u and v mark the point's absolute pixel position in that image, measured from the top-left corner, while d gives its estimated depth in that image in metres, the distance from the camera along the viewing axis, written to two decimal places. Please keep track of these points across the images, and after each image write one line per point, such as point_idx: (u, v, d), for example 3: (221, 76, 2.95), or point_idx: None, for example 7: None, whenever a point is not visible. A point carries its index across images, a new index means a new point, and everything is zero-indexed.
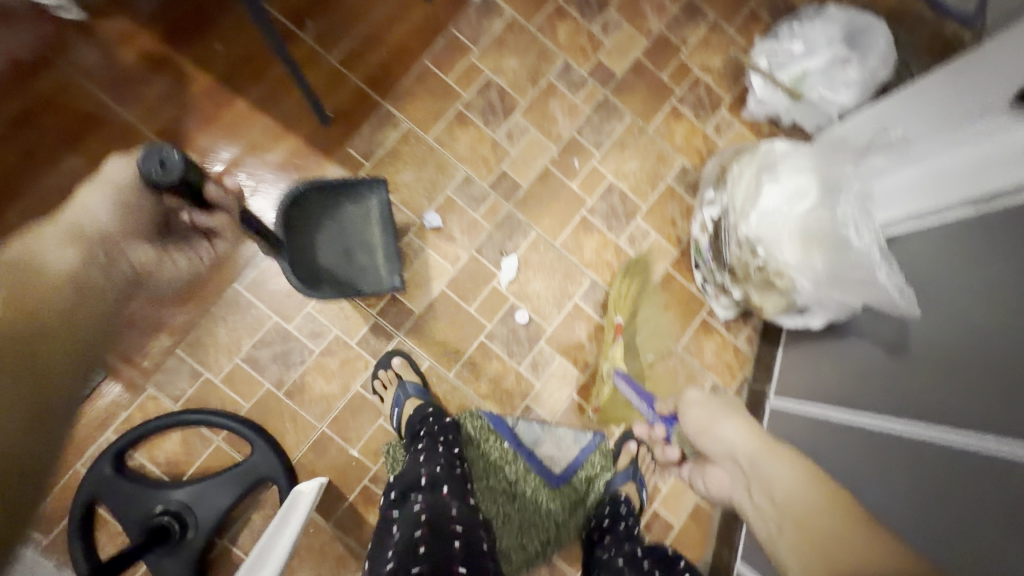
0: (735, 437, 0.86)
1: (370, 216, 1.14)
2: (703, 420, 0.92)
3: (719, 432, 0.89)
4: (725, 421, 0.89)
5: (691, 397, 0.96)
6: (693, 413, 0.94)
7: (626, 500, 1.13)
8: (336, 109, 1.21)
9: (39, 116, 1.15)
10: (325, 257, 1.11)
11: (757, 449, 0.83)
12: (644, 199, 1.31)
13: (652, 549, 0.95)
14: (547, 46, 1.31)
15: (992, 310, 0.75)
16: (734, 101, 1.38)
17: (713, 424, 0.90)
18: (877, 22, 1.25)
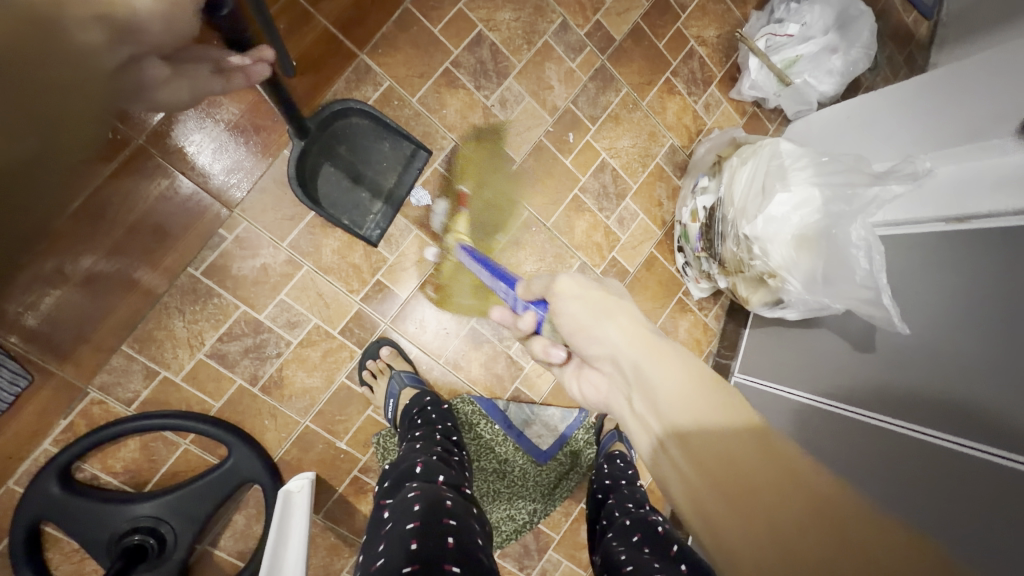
0: (625, 338, 0.63)
1: (391, 167, 1.05)
2: (583, 312, 0.65)
3: (602, 332, 0.64)
4: (608, 318, 0.64)
5: (568, 278, 0.67)
6: (572, 308, 0.66)
7: (620, 454, 1.13)
8: (302, 57, 1.02)
9: None
10: (326, 180, 1.01)
11: (650, 350, 0.61)
12: (634, 178, 1.29)
13: (640, 517, 0.85)
14: (544, 0, 1.18)
15: (964, 315, 0.82)
16: (724, 79, 1.36)
17: (595, 318, 0.65)
18: (867, 12, 1.23)
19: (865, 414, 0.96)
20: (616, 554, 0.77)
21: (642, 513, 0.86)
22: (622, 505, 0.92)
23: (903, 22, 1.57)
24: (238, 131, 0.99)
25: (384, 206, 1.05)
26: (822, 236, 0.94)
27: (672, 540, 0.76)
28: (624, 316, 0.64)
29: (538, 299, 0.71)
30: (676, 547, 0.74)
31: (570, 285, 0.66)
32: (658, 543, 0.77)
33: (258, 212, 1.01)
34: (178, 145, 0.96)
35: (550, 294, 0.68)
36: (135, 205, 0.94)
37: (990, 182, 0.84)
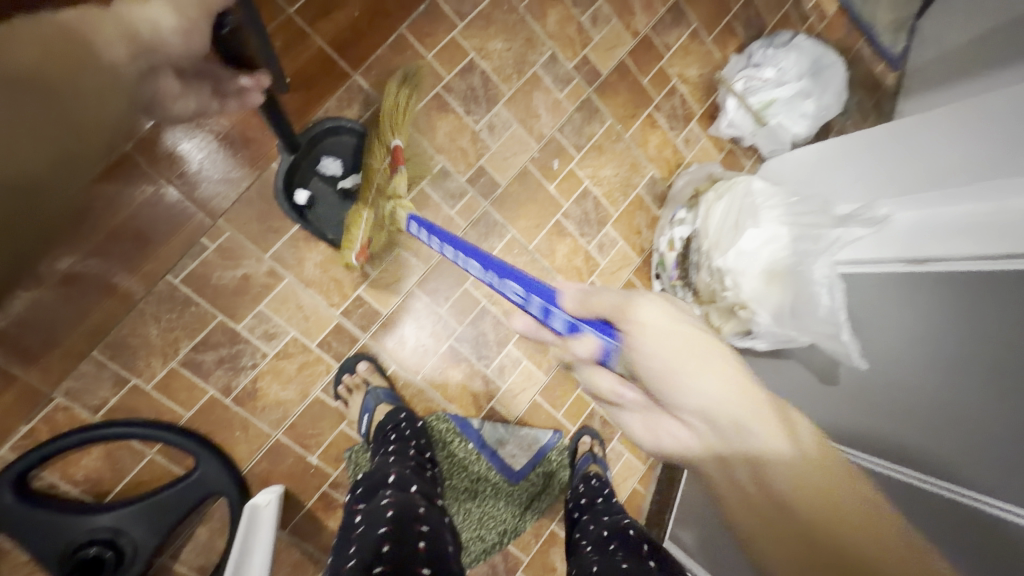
0: (721, 380, 0.54)
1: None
2: (672, 346, 0.54)
3: (697, 380, 0.54)
4: (694, 356, 0.55)
5: (647, 302, 0.56)
6: (655, 342, 0.54)
7: (596, 475, 1.14)
8: (296, 75, 1.05)
9: None
10: (313, 193, 1.03)
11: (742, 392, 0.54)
12: (615, 206, 1.33)
13: (616, 525, 0.88)
14: (535, 33, 1.23)
15: (923, 354, 0.85)
16: (704, 116, 1.43)
17: (683, 353, 0.55)
18: (837, 62, 1.34)
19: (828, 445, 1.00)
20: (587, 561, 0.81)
21: (616, 522, 0.89)
22: (599, 517, 0.95)
23: (872, 72, 1.67)
24: (225, 142, 1.00)
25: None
26: (790, 271, 0.99)
27: (650, 554, 0.80)
28: (715, 356, 0.56)
29: (602, 319, 0.56)
30: (652, 561, 0.78)
31: (651, 313, 0.55)
32: (632, 549, 0.80)
33: (243, 222, 1.02)
34: (166, 153, 0.96)
35: (625, 320, 0.55)
36: (118, 210, 0.94)
37: (944, 227, 0.90)
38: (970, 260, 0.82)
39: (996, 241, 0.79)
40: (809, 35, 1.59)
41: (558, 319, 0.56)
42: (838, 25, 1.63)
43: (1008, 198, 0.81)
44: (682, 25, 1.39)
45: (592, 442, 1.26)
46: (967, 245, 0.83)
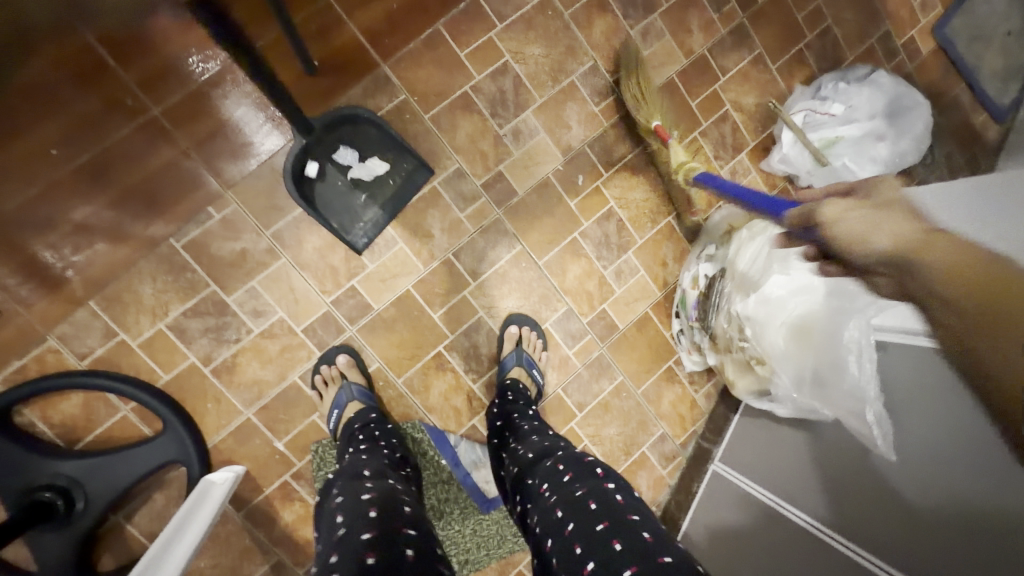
0: (879, 223, 0.54)
1: (391, 181, 1.07)
2: (853, 212, 0.57)
3: (875, 235, 0.54)
4: (884, 216, 0.54)
5: (830, 206, 0.59)
6: (838, 226, 0.58)
7: (513, 384, 1.08)
8: (323, 60, 1.05)
9: None
10: (324, 181, 1.04)
11: (870, 229, 0.54)
12: (641, 232, 1.23)
13: (574, 457, 0.81)
14: (578, 41, 1.17)
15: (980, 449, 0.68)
16: (757, 149, 1.30)
17: (874, 217, 0.55)
18: (923, 104, 1.19)
19: (867, 558, 0.81)
20: (553, 511, 0.72)
21: (575, 457, 0.81)
22: (532, 445, 0.89)
23: (969, 123, 1.46)
24: (260, 108, 1.02)
25: (376, 217, 1.06)
26: (820, 332, 0.88)
27: (633, 510, 0.70)
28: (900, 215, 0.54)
29: (800, 227, 0.65)
30: (636, 517, 0.68)
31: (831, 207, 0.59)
32: (605, 501, 0.70)
33: (249, 198, 1.03)
34: (192, 120, 0.99)
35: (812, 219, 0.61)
36: (135, 168, 0.97)
37: None
38: None
39: None
40: (896, 74, 1.42)
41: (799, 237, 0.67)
42: (935, 66, 1.45)
43: None
44: (743, 50, 1.28)
45: (521, 330, 1.13)
46: None
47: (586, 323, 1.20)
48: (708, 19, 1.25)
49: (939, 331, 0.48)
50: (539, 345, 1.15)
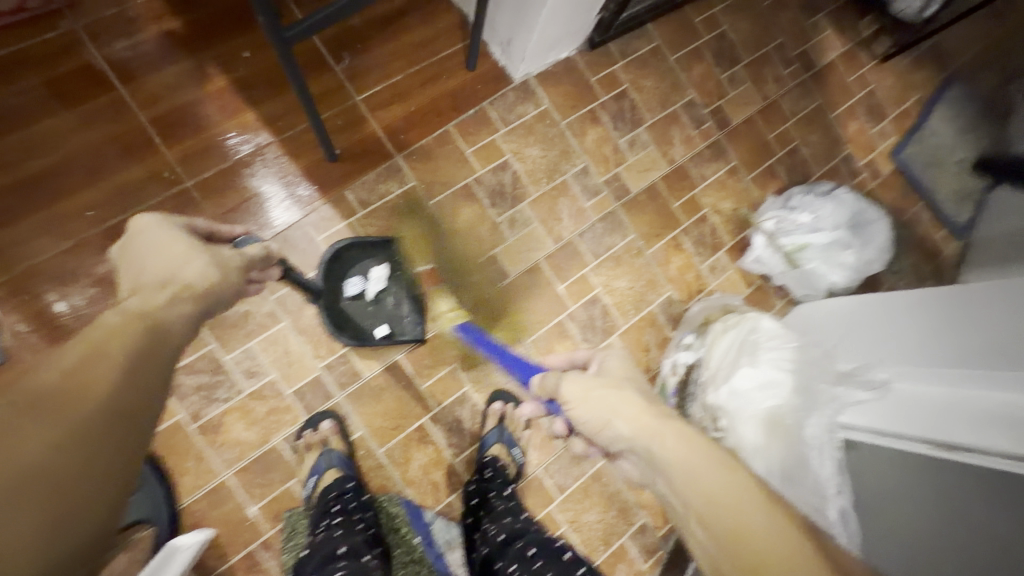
0: (611, 401, 0.78)
1: (400, 272, 1.17)
2: (583, 385, 0.83)
3: (613, 422, 0.75)
4: (614, 395, 0.79)
5: (571, 376, 0.87)
6: (581, 403, 0.82)
7: (493, 462, 1.10)
8: (345, 149, 1.18)
9: (67, 82, 1.07)
10: (357, 301, 1.13)
11: (609, 412, 0.76)
12: (625, 318, 1.29)
13: (544, 541, 0.83)
14: (571, 146, 1.32)
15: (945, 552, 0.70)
16: (734, 248, 1.40)
17: (604, 395, 0.80)
18: (880, 218, 1.33)
19: None
20: None
21: (544, 539, 0.83)
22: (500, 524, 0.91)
23: (930, 237, 1.60)
24: (285, 184, 1.14)
25: (413, 310, 1.15)
26: (789, 428, 0.97)
27: None
28: (622, 392, 0.79)
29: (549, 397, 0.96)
30: None
31: (570, 386, 0.84)
32: None
33: None
34: (221, 194, 1.11)
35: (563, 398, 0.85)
36: None
37: (973, 412, 0.75)
38: (1000, 458, 0.67)
39: None
40: (859, 190, 1.57)
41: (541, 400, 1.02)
42: (894, 185, 1.60)
43: None
44: (720, 161, 1.43)
45: (504, 407, 1.16)
46: (993, 436, 0.69)
47: None
48: (688, 135, 1.42)
49: (680, 506, 0.62)
50: (522, 424, 1.17)
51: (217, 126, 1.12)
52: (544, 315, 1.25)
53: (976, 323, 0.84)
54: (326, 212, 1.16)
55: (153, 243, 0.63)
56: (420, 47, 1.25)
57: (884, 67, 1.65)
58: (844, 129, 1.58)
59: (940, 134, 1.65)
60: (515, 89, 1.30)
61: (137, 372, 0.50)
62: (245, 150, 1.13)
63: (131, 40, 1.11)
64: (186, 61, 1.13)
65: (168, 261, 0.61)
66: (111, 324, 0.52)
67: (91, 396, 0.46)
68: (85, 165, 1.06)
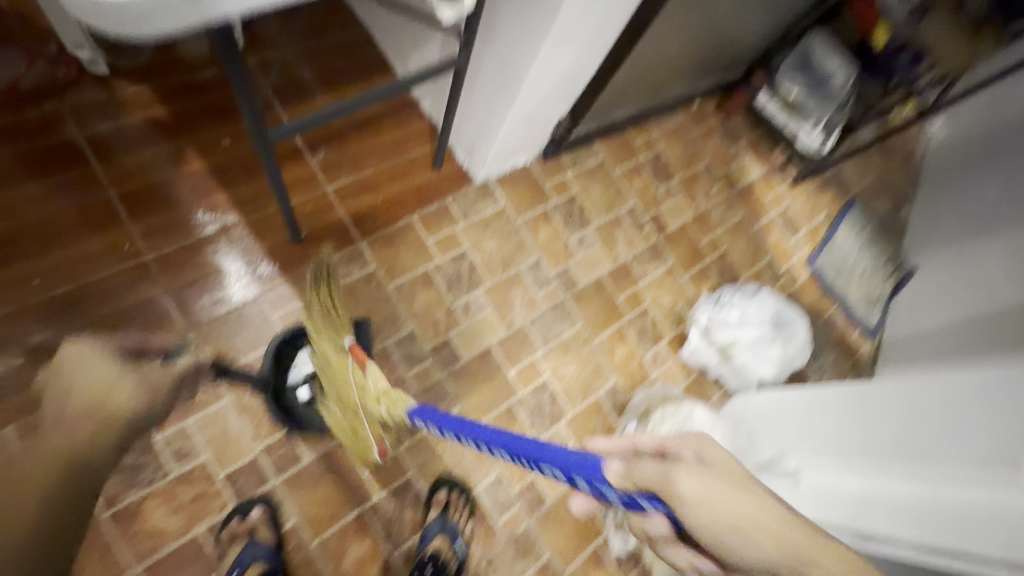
0: (753, 514, 0.48)
1: None
2: (709, 484, 0.50)
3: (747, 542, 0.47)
4: (744, 494, 0.50)
5: (688, 469, 0.51)
6: (705, 512, 0.49)
7: (431, 559, 1.05)
8: (311, 232, 1.25)
9: (41, 156, 1.11)
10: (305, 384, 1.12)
11: (741, 524, 0.48)
12: (572, 404, 1.34)
13: None
14: (525, 241, 1.44)
15: None
16: (673, 340, 1.51)
17: (737, 498, 0.49)
18: (799, 318, 1.48)
19: None
20: None
21: None
22: None
23: (846, 337, 1.77)
24: (245, 263, 1.18)
25: None
26: None
27: None
28: (762, 497, 0.50)
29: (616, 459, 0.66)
30: None
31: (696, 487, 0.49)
32: None
33: (209, 340, 1.10)
34: (180, 268, 1.13)
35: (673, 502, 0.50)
36: (112, 304, 1.07)
37: (889, 506, 0.82)
38: (914, 548, 0.74)
39: (938, 532, 0.73)
40: (782, 292, 1.75)
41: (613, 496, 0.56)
42: (812, 289, 1.80)
43: (942, 488, 0.78)
44: (658, 261, 1.59)
45: (449, 494, 1.14)
46: (907, 530, 0.76)
47: (516, 493, 1.22)
48: (630, 236, 1.58)
49: None
50: (466, 511, 1.14)
51: (186, 205, 1.17)
52: (494, 400, 1.27)
53: (883, 423, 0.95)
54: (284, 291, 1.19)
55: (80, 374, 0.65)
56: (392, 147, 1.38)
57: (795, 189, 1.92)
58: (765, 238, 1.80)
59: (847, 247, 1.90)
60: (476, 188, 1.44)
61: (59, 498, 0.56)
62: (210, 229, 1.18)
63: (114, 123, 1.18)
64: (166, 144, 1.20)
65: (95, 387, 0.66)
66: (31, 459, 0.57)
67: (12, 532, 0.52)
68: (43, 235, 1.07)
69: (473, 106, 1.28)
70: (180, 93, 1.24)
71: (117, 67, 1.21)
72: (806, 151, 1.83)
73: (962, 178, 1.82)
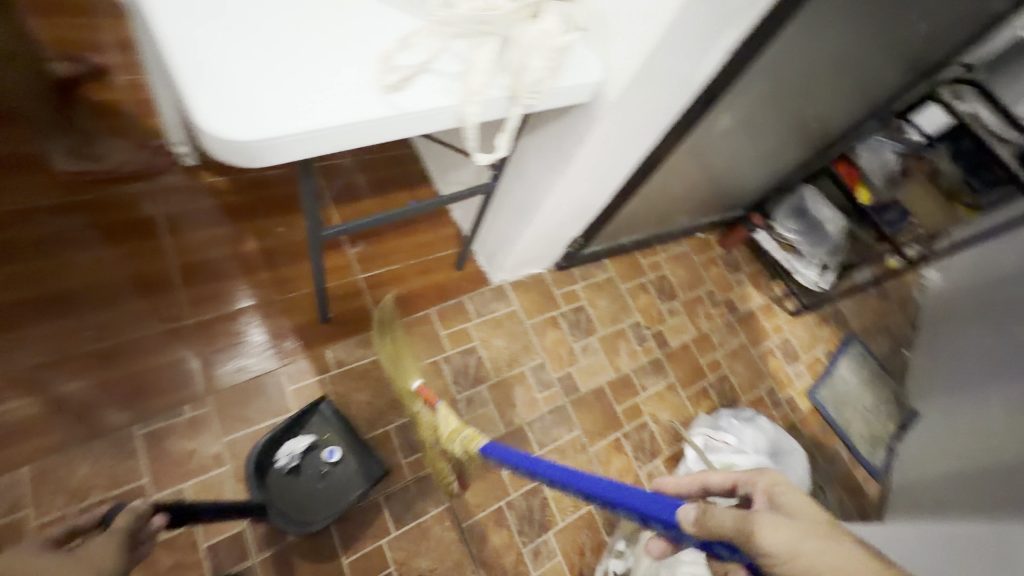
0: (833, 559, 0.61)
1: (332, 432, 1.19)
2: (790, 533, 0.61)
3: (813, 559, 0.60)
4: (808, 539, 0.62)
5: (767, 523, 0.62)
6: (783, 547, 0.61)
7: None
8: (338, 314, 1.36)
9: (121, 226, 1.29)
10: (304, 475, 1.13)
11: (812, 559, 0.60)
12: (563, 514, 1.32)
13: None
14: (533, 343, 1.53)
15: None
16: (670, 458, 1.51)
17: (817, 548, 0.61)
18: (797, 449, 1.48)
19: None
20: None
21: None
22: None
23: (851, 476, 1.73)
24: (272, 337, 1.28)
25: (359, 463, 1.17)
26: None
27: None
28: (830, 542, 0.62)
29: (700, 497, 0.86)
30: None
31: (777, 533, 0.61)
32: None
33: (225, 406, 1.17)
34: (214, 335, 1.24)
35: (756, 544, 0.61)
36: (145, 362, 1.16)
37: None
38: None
39: None
40: (782, 420, 1.77)
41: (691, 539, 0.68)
42: (813, 421, 1.80)
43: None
44: (659, 375, 1.65)
45: None
46: None
47: None
48: (633, 349, 1.66)
49: None
50: None
51: (231, 280, 1.31)
52: (484, 501, 1.26)
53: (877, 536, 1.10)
54: (303, 366, 1.27)
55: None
56: (422, 246, 1.55)
57: (795, 320, 2.02)
58: (765, 365, 1.86)
59: (848, 382, 1.94)
60: (492, 290, 1.57)
61: None
62: (244, 303, 1.30)
63: (189, 204, 1.37)
64: (228, 226, 1.38)
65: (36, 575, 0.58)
66: None
67: None
68: (102, 294, 1.20)
69: (496, 222, 1.44)
70: (250, 186, 1.46)
71: (204, 160, 1.44)
72: (805, 286, 1.97)
73: (960, 325, 1.89)
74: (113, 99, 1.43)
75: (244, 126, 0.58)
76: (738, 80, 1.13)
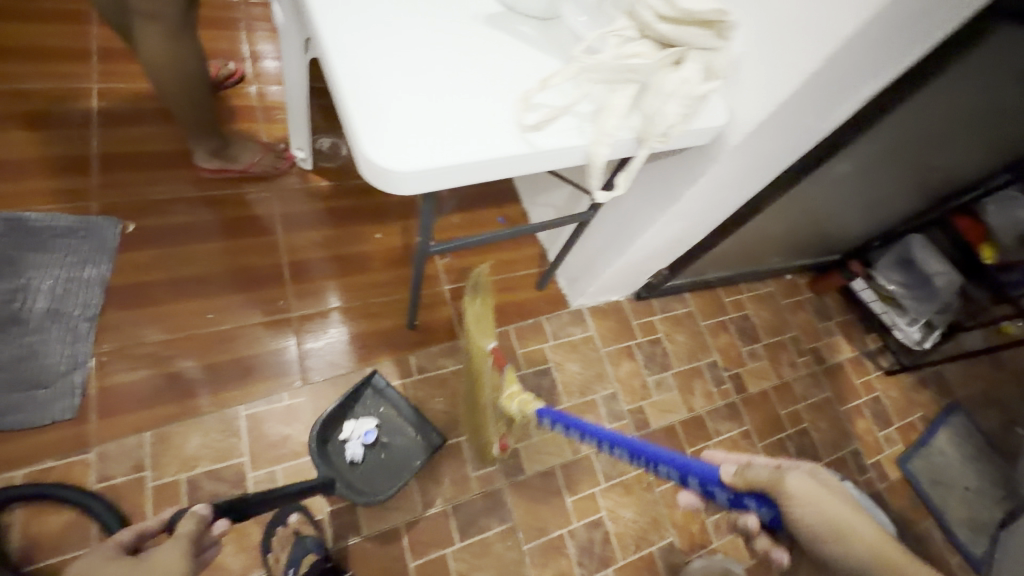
0: (840, 509, 0.67)
1: (386, 407, 1.26)
2: (813, 488, 0.67)
3: (823, 504, 0.66)
4: (829, 497, 0.67)
5: (796, 475, 0.67)
6: (802, 495, 0.66)
7: None
8: (423, 322, 1.42)
9: (243, 220, 1.42)
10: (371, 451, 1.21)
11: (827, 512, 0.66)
12: (623, 552, 1.29)
13: None
14: (606, 371, 1.51)
15: None
16: None
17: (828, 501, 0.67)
18: None
19: None
20: None
21: None
22: None
23: (944, 560, 1.56)
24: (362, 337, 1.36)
25: (418, 436, 1.24)
26: None
27: None
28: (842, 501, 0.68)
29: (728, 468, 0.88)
30: None
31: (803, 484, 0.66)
32: None
33: (317, 398, 1.25)
34: (312, 329, 1.33)
35: (779, 491, 0.67)
36: (252, 347, 1.27)
37: None
38: None
39: None
40: (867, 486, 1.63)
41: (720, 493, 0.73)
42: (902, 493, 1.65)
43: None
44: (735, 421, 1.57)
45: None
46: None
47: None
48: (709, 390, 1.60)
49: None
50: None
51: (332, 279, 1.41)
52: (546, 526, 1.26)
53: None
54: (387, 368, 1.34)
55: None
56: (506, 263, 1.58)
57: (889, 379, 1.86)
58: (852, 423, 1.72)
59: (946, 454, 1.76)
60: (570, 313, 1.57)
61: None
62: (331, 303, 1.38)
63: (301, 204, 1.49)
64: (333, 228, 1.48)
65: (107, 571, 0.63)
66: None
67: None
68: (222, 281, 1.33)
69: (584, 247, 1.44)
70: (355, 192, 1.55)
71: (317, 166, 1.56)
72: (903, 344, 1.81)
73: None
74: (247, 106, 1.59)
75: (404, 159, 0.63)
76: (866, 129, 1.08)
